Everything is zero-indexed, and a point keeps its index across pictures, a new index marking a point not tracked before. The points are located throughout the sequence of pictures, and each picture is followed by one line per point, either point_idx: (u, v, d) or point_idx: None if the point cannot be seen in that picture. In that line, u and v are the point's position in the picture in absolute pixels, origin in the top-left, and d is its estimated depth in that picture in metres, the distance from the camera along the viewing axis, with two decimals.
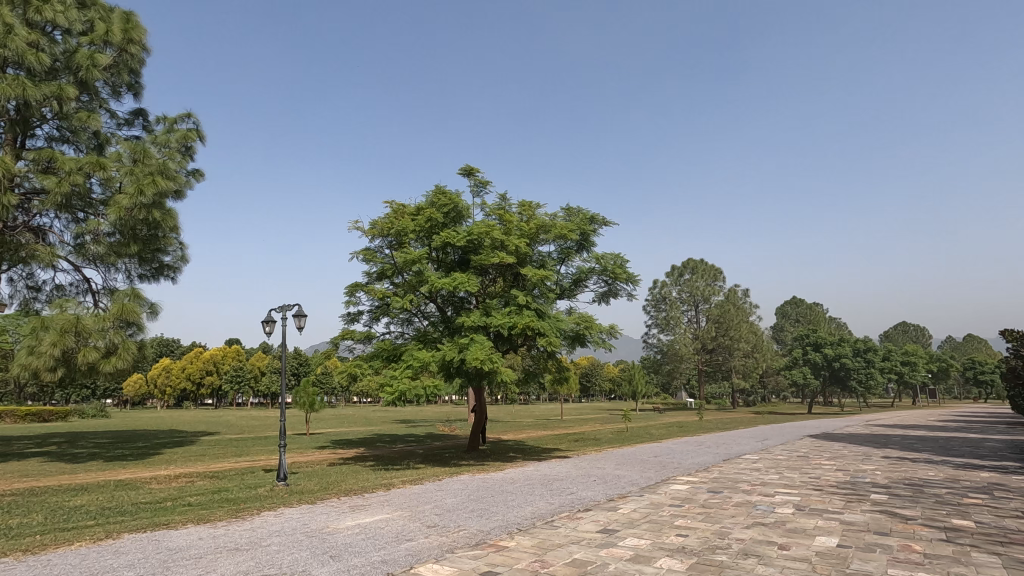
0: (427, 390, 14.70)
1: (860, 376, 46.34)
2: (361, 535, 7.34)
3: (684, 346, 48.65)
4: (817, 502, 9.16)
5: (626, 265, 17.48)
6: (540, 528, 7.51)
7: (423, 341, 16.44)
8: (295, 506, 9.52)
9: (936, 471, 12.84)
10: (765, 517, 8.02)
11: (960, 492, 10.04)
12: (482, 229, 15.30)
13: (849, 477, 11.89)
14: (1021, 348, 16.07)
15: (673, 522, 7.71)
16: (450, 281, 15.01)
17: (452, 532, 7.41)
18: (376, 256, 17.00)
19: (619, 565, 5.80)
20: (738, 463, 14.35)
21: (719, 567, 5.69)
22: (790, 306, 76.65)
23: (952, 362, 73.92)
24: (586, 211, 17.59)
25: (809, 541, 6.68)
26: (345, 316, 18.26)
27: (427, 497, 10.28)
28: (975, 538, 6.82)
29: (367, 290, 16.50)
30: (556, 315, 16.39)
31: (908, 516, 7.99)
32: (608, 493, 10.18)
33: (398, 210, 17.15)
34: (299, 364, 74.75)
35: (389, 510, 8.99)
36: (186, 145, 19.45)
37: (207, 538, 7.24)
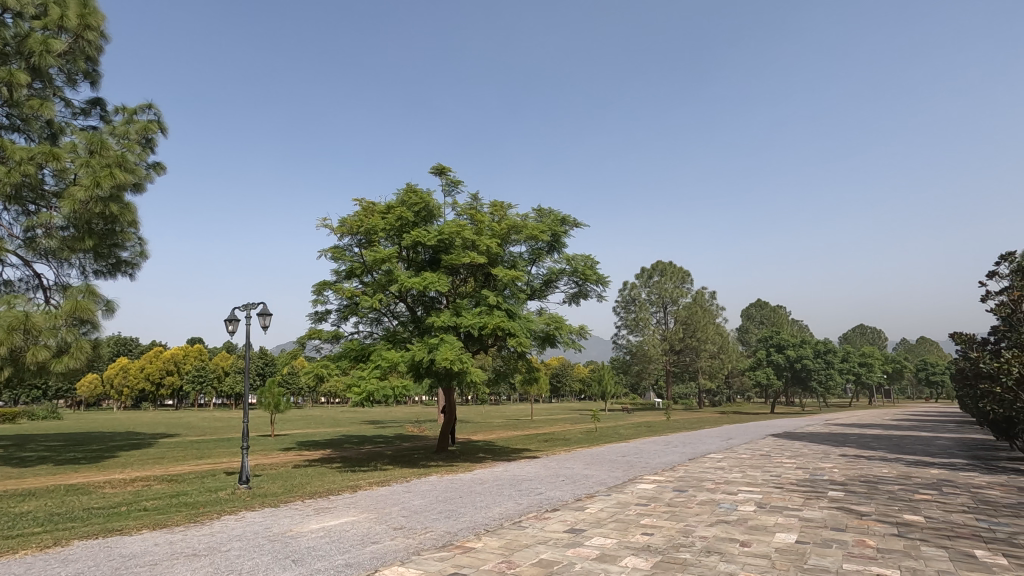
0: (395, 391, 14.53)
1: (821, 376, 47.78)
2: (325, 538, 7.19)
3: (652, 347, 49.42)
4: (778, 499, 9.41)
5: (597, 266, 17.62)
6: (508, 529, 7.51)
7: (392, 341, 16.26)
8: (258, 510, 9.28)
9: (890, 469, 13.31)
10: (728, 515, 8.17)
11: (911, 489, 10.43)
12: (453, 228, 15.22)
13: (809, 475, 12.23)
14: (968, 349, 16.86)
15: (639, 521, 7.78)
16: (420, 281, 14.89)
17: (418, 534, 7.34)
18: (345, 255, 16.74)
19: (584, 565, 5.82)
20: (704, 463, 14.58)
21: (683, 565, 5.77)
22: (754, 308, 78.51)
23: (906, 363, 76.96)
24: (558, 212, 17.69)
25: (770, 538, 6.84)
26: (312, 315, 17.95)
27: (394, 499, 10.14)
28: (925, 533, 7.10)
29: (335, 289, 16.23)
30: (526, 315, 16.45)
31: (863, 513, 8.27)
32: (576, 493, 10.23)
33: (368, 208, 16.88)
34: (264, 364, 73.06)
35: (355, 512, 8.84)
36: (146, 137, 18.81)
37: (163, 544, 6.99)
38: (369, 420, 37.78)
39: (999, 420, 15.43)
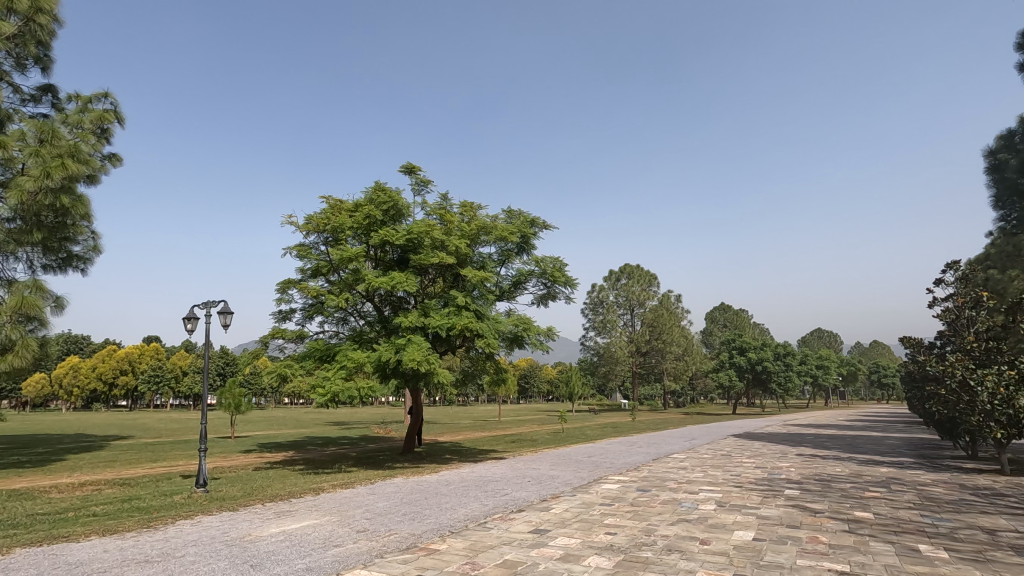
0: (360, 392, 14.31)
1: (780, 378, 49.27)
2: (285, 541, 7.05)
3: (619, 349, 50.10)
4: (737, 498, 9.66)
5: (565, 268, 17.76)
6: (473, 530, 7.49)
7: (358, 341, 16.02)
8: (215, 514, 9.01)
9: (842, 467, 13.83)
10: (689, 514, 8.33)
11: (863, 487, 10.87)
12: (423, 228, 15.09)
13: (767, 474, 12.60)
14: (916, 352, 17.69)
15: (602, 521, 7.87)
16: (388, 280, 14.71)
17: (382, 536, 7.27)
18: (311, 253, 16.43)
19: (548, 565, 5.87)
20: (668, 463, 14.85)
21: (644, 564, 5.87)
22: (717, 312, 80.16)
23: (860, 366, 80.05)
24: (528, 214, 17.77)
25: (728, 536, 7.01)
26: (275, 314, 17.55)
27: (357, 501, 10.00)
28: (874, 529, 7.41)
29: (300, 288, 15.89)
30: (494, 316, 16.46)
31: (817, 510, 8.57)
32: (542, 493, 10.30)
33: (335, 205, 16.62)
34: (225, 364, 71.13)
35: (317, 515, 8.66)
36: (102, 127, 18.08)
37: (114, 551, 6.72)
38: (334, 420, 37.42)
39: (943, 421, 16.20)
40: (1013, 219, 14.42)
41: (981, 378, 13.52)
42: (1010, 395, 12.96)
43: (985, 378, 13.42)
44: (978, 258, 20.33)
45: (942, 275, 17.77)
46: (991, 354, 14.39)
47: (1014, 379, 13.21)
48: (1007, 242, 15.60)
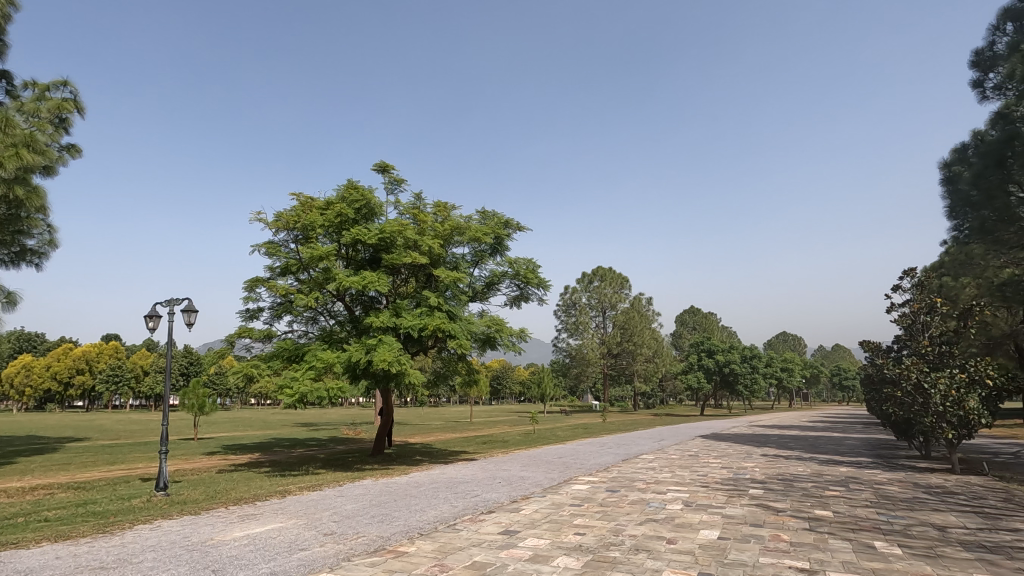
0: (329, 392, 14.09)
1: (747, 380, 50.48)
2: (249, 546, 6.90)
3: (591, 351, 50.55)
4: (703, 498, 9.85)
5: (538, 270, 17.83)
6: (442, 532, 7.45)
7: (328, 341, 15.78)
8: (176, 518, 8.76)
9: (804, 467, 14.24)
10: (657, 514, 8.45)
11: (823, 486, 11.22)
12: (396, 227, 14.95)
13: (733, 474, 12.87)
14: (874, 356, 18.35)
15: (571, 522, 7.93)
16: (359, 280, 14.53)
17: (349, 539, 7.17)
18: (280, 250, 16.13)
19: (517, 566, 5.89)
20: (637, 463, 15.06)
21: (612, 563, 5.94)
22: (686, 314, 81.34)
23: (823, 368, 82.55)
24: (502, 215, 17.79)
25: (694, 535, 7.15)
26: (242, 313, 17.15)
27: (325, 503, 9.85)
28: (833, 527, 7.65)
29: (268, 286, 15.58)
30: (467, 317, 16.39)
31: (779, 509, 8.81)
32: (512, 494, 10.31)
33: (306, 203, 16.36)
34: (189, 363, 69.13)
35: (282, 518, 8.50)
36: (59, 116, 17.38)
37: (66, 558, 6.46)
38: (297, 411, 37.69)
39: (899, 422, 16.82)
40: (965, 230, 15.06)
41: (934, 381, 14.10)
42: (960, 397, 13.55)
43: (938, 381, 13.99)
44: (933, 265, 21.20)
45: (900, 282, 18.48)
46: (943, 358, 15.02)
47: (964, 383, 13.83)
48: (959, 250, 16.29)
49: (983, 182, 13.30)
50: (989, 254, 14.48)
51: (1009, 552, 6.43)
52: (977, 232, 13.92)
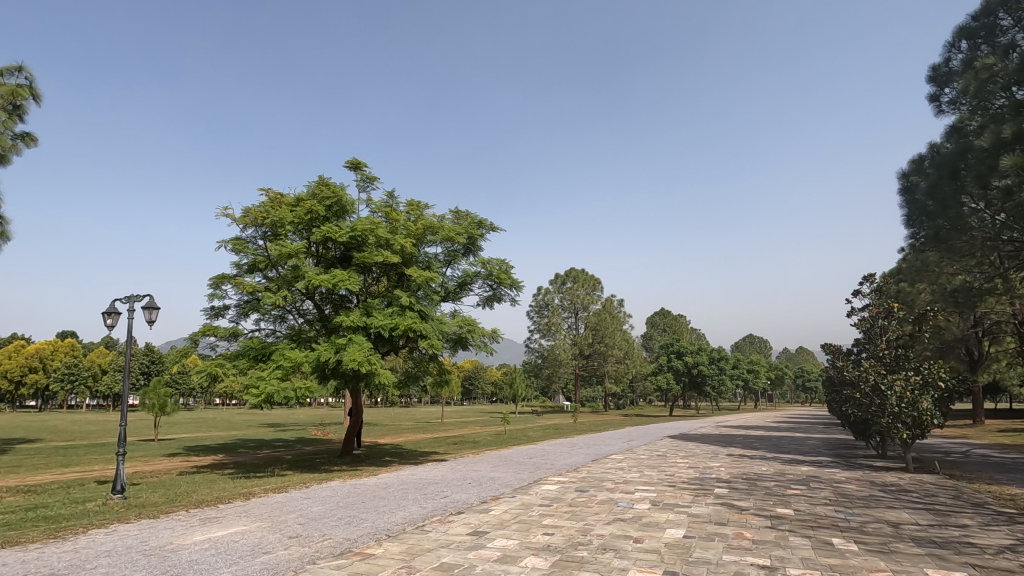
0: (297, 392, 13.83)
1: (714, 382, 51.60)
2: (210, 550, 6.71)
3: (563, 351, 50.86)
4: (670, 497, 10.01)
5: (511, 270, 17.85)
6: (410, 533, 7.39)
7: (297, 340, 15.48)
8: (133, 523, 8.47)
9: (768, 467, 14.61)
10: (624, 514, 8.55)
11: (784, 484, 11.55)
12: (367, 226, 14.76)
13: (699, 474, 13.11)
14: (835, 358, 18.96)
15: (540, 522, 7.97)
16: (329, 278, 14.30)
17: (315, 542, 7.04)
18: (247, 247, 15.77)
19: (486, 566, 5.88)
20: (606, 463, 15.24)
21: (580, 563, 5.99)
22: (656, 316, 82.56)
23: (787, 370, 84.82)
24: (475, 215, 17.76)
25: (661, 534, 7.27)
26: (207, 310, 16.71)
27: (290, 505, 9.66)
28: (793, 524, 7.87)
29: (234, 284, 15.19)
30: (439, 317, 16.27)
31: (743, 508, 9.02)
32: (482, 495, 10.27)
33: (275, 198, 16.03)
34: (150, 362, 66.88)
35: (246, 521, 8.30)
36: (13, 103, 16.60)
37: (13, 565, 6.19)
38: (263, 410, 36.92)
39: (858, 422, 17.39)
40: (920, 237, 15.67)
41: (890, 383, 14.61)
42: (914, 399, 14.10)
43: (894, 383, 14.52)
44: (890, 271, 22.06)
45: (860, 286, 19.15)
46: (899, 361, 15.58)
47: (918, 385, 14.39)
48: (915, 258, 16.94)
49: (939, 192, 13.88)
50: (943, 260, 15.09)
51: (958, 547, 6.73)
52: (932, 241, 14.36)
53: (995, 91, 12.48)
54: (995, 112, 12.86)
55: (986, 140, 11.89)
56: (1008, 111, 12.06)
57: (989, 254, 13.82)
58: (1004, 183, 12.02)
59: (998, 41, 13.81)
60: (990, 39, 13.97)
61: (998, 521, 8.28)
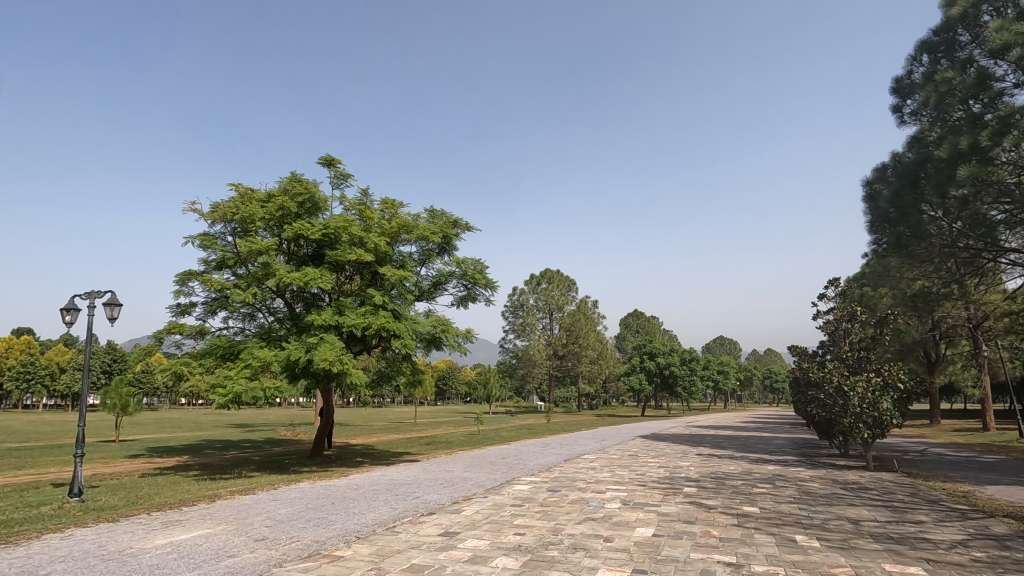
0: (266, 392, 13.55)
1: (685, 382, 52.47)
2: (172, 554, 6.53)
3: (537, 352, 51.02)
4: (640, 497, 10.13)
5: (486, 270, 17.83)
6: (380, 535, 7.32)
7: (266, 339, 15.18)
8: (91, 526, 8.18)
9: (735, 466, 14.90)
10: (595, 514, 8.62)
11: (751, 483, 11.80)
12: (340, 224, 14.57)
13: (669, 473, 13.29)
14: (801, 360, 19.51)
15: (511, 522, 7.97)
16: (300, 276, 14.04)
17: (282, 545, 6.91)
18: (216, 243, 15.40)
19: (456, 567, 5.85)
20: (577, 463, 15.33)
21: (551, 562, 6.02)
22: (630, 317, 83.40)
23: (756, 372, 86.70)
24: (450, 215, 17.71)
25: (630, 533, 7.35)
26: (172, 308, 16.24)
27: (257, 507, 9.46)
28: (759, 522, 8.06)
29: (202, 280, 14.81)
30: (413, 317, 16.14)
31: (711, 506, 9.19)
32: (453, 495, 10.24)
33: (246, 194, 15.69)
34: (111, 361, 64.80)
35: (210, 524, 8.09)
36: None
37: None
38: (230, 409, 36.12)
39: (823, 422, 17.88)
40: (882, 243, 16.21)
41: (853, 384, 15.06)
42: (875, 399, 14.57)
43: (856, 384, 14.97)
44: (854, 276, 22.79)
45: (825, 290, 19.75)
46: (861, 362, 16.08)
47: (879, 386, 14.87)
48: (877, 263, 17.52)
49: (900, 200, 14.40)
50: (904, 267, 15.63)
51: (913, 542, 6.99)
52: (893, 247, 14.91)
53: (953, 104, 13.03)
54: (953, 124, 13.43)
55: (944, 151, 12.42)
56: (965, 123, 12.61)
57: (946, 260, 14.43)
58: (961, 193, 12.60)
59: (957, 56, 14.37)
60: (949, 53, 14.52)
61: (951, 517, 8.63)
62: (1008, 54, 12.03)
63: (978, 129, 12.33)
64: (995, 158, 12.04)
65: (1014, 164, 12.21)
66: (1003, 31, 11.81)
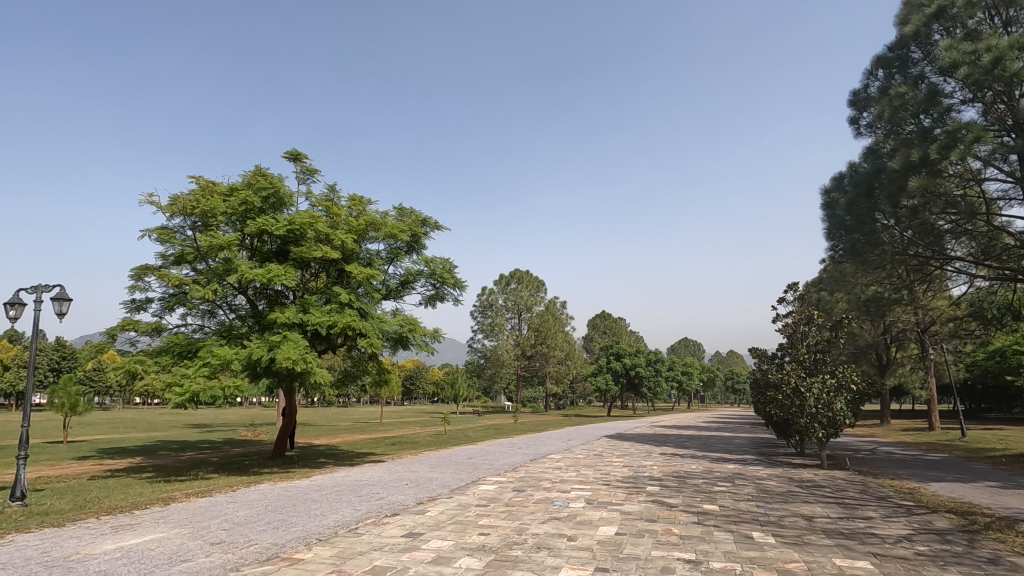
0: (225, 391, 13.20)
1: (650, 383, 53.32)
2: (122, 559, 6.28)
3: (506, 352, 51.07)
4: (605, 496, 10.26)
5: (454, 270, 17.75)
6: (341, 537, 7.21)
7: (226, 337, 14.79)
8: (33, 532, 7.79)
9: (697, 465, 15.21)
10: (559, 513, 8.68)
11: (712, 482, 12.09)
12: (306, 220, 14.27)
13: (633, 473, 13.47)
14: (761, 361, 20.09)
15: (476, 522, 7.97)
16: (263, 272, 13.69)
17: (239, 548, 6.74)
18: (175, 237, 14.88)
19: (419, 568, 5.81)
20: (543, 463, 15.41)
21: (514, 562, 6.03)
22: (598, 318, 84.23)
23: (719, 373, 88.69)
24: (419, 213, 17.56)
25: (593, 532, 7.42)
26: (127, 304, 15.63)
27: (213, 510, 9.19)
28: (718, 519, 8.25)
29: (159, 275, 14.30)
30: (380, 316, 15.91)
31: (673, 504, 9.38)
32: (418, 496, 10.19)
33: (207, 187, 15.20)
34: (61, 359, 62.03)
35: (164, 528, 7.82)
36: None
37: None
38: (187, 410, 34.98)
39: (781, 422, 18.44)
40: (837, 250, 16.79)
41: (809, 385, 15.58)
42: (830, 400, 15.17)
43: (812, 385, 15.51)
44: (812, 281, 23.66)
45: (784, 294, 20.42)
46: (817, 364, 16.68)
47: (833, 387, 15.47)
48: (833, 269, 18.18)
49: (856, 208, 14.95)
50: (858, 273, 16.25)
51: (862, 537, 7.28)
52: (849, 253, 15.45)
53: (906, 118, 13.64)
54: (905, 137, 14.05)
55: (897, 162, 12.98)
56: (916, 136, 13.22)
57: (897, 267, 15.12)
58: (912, 203, 13.24)
59: (910, 72, 15.04)
60: (902, 69, 15.12)
61: (897, 512, 9.03)
62: (956, 72, 12.68)
63: (928, 142, 12.95)
64: (943, 170, 12.70)
65: (960, 177, 12.90)
66: (951, 50, 12.43)
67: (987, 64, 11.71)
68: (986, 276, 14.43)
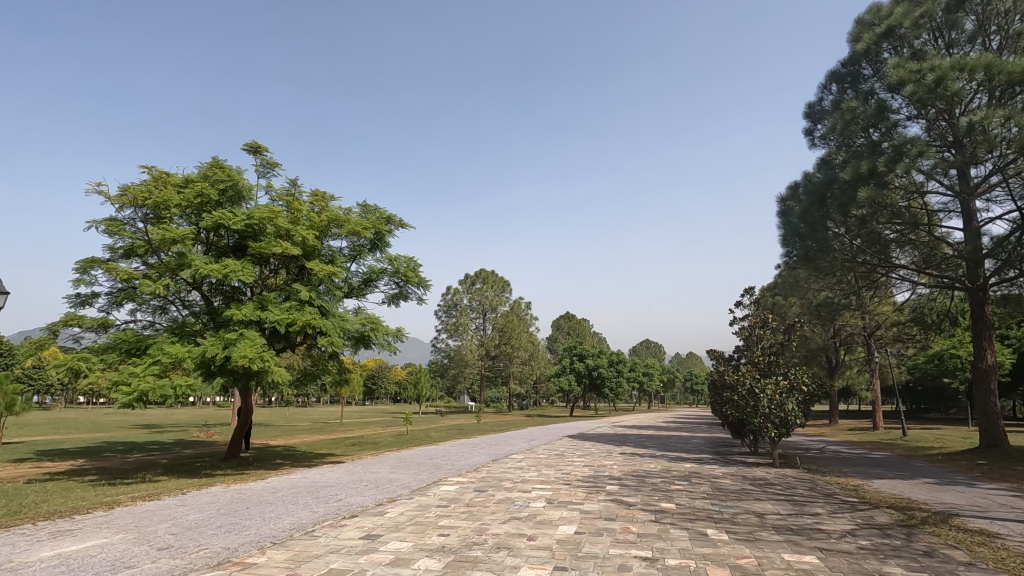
0: (177, 390, 12.71)
1: (612, 383, 54.10)
2: (60, 567, 5.97)
3: (470, 352, 50.91)
4: (565, 495, 10.35)
5: (418, 269, 17.59)
6: (297, 540, 7.04)
7: (178, 334, 14.26)
8: None
9: (655, 464, 15.51)
10: (520, 513, 8.71)
11: (669, 480, 12.36)
12: (266, 215, 13.89)
13: (593, 472, 13.64)
14: (719, 363, 20.64)
15: (436, 523, 7.92)
16: (219, 268, 13.22)
17: (188, 552, 6.50)
18: (124, 230, 14.23)
19: (377, 570, 5.74)
20: (505, 463, 15.44)
21: (473, 563, 6.02)
22: (563, 319, 84.84)
23: (678, 374, 90.64)
24: (384, 210, 17.33)
25: (553, 531, 7.48)
26: (71, 298, 14.87)
27: (162, 513, 8.82)
28: (675, 517, 8.44)
29: (106, 269, 13.66)
30: (341, 314, 15.61)
31: (631, 503, 9.55)
32: (377, 497, 10.05)
33: (161, 177, 14.60)
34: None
35: (106, 533, 7.47)
36: None
37: None
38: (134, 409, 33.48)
39: (736, 423, 18.96)
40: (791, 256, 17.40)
41: (763, 386, 16.04)
42: (783, 401, 15.68)
43: (766, 386, 15.96)
44: (766, 285, 24.50)
45: (742, 298, 21.02)
46: (771, 366, 17.22)
47: (786, 388, 15.98)
48: (788, 274, 18.83)
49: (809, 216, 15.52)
50: (811, 279, 16.88)
51: (809, 533, 7.57)
52: (802, 259, 16.01)
53: (857, 131, 14.25)
54: (856, 149, 14.67)
55: (848, 173, 13.55)
56: (866, 149, 13.84)
57: (847, 273, 15.80)
58: (861, 213, 13.86)
59: (861, 87, 15.69)
60: (854, 84, 15.75)
61: (842, 509, 9.43)
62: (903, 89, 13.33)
63: (877, 155, 13.59)
64: (890, 183, 13.35)
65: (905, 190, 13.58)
66: (899, 68, 13.06)
67: (931, 83, 12.34)
68: (927, 283, 15.30)
